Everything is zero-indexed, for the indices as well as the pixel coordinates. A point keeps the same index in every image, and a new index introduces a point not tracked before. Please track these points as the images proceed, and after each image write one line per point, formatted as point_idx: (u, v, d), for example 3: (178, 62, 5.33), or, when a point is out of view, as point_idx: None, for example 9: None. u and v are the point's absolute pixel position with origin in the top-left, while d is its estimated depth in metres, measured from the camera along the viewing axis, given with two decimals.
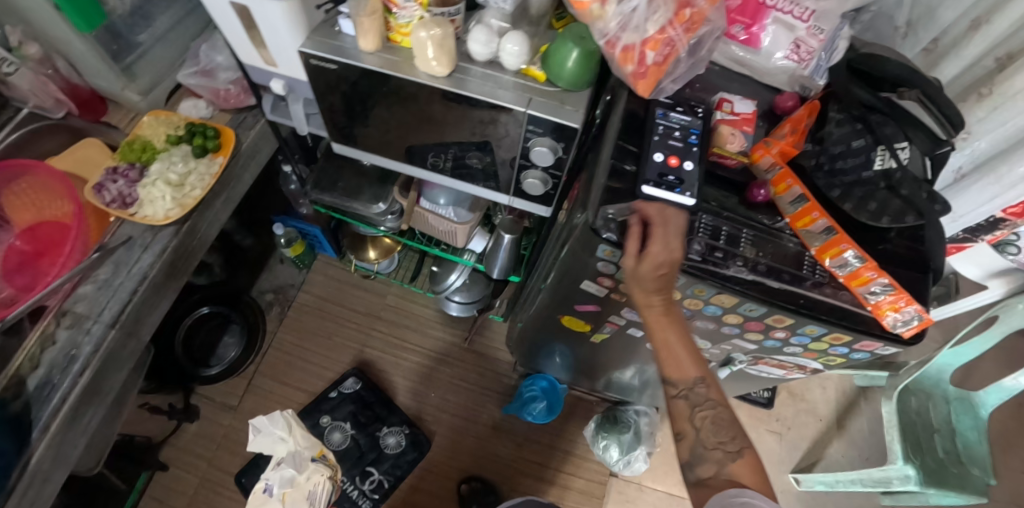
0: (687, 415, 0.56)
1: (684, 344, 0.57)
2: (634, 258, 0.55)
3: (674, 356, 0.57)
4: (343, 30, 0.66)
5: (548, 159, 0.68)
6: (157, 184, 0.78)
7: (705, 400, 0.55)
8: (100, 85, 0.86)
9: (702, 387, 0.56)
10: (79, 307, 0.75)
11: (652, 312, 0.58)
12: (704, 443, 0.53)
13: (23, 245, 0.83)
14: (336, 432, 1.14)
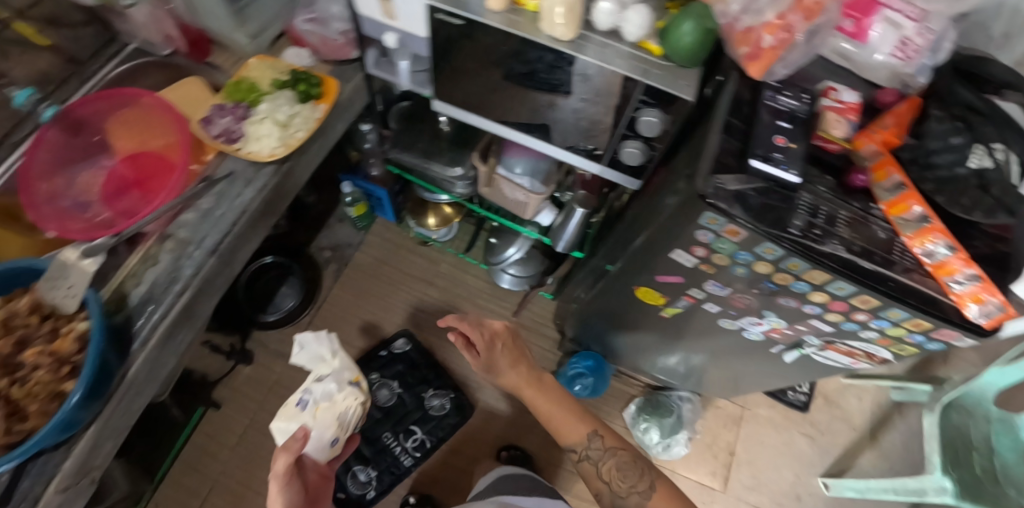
0: (595, 473, 0.85)
1: (563, 412, 0.89)
2: (488, 361, 0.93)
3: (566, 429, 0.88)
4: None
5: (654, 130, 0.72)
6: (266, 122, 0.81)
7: (603, 454, 0.85)
8: (211, 25, 0.87)
9: (593, 444, 0.86)
10: (182, 233, 0.79)
11: (528, 394, 0.91)
12: (618, 491, 0.80)
13: (124, 171, 0.87)
14: (383, 389, 1.16)
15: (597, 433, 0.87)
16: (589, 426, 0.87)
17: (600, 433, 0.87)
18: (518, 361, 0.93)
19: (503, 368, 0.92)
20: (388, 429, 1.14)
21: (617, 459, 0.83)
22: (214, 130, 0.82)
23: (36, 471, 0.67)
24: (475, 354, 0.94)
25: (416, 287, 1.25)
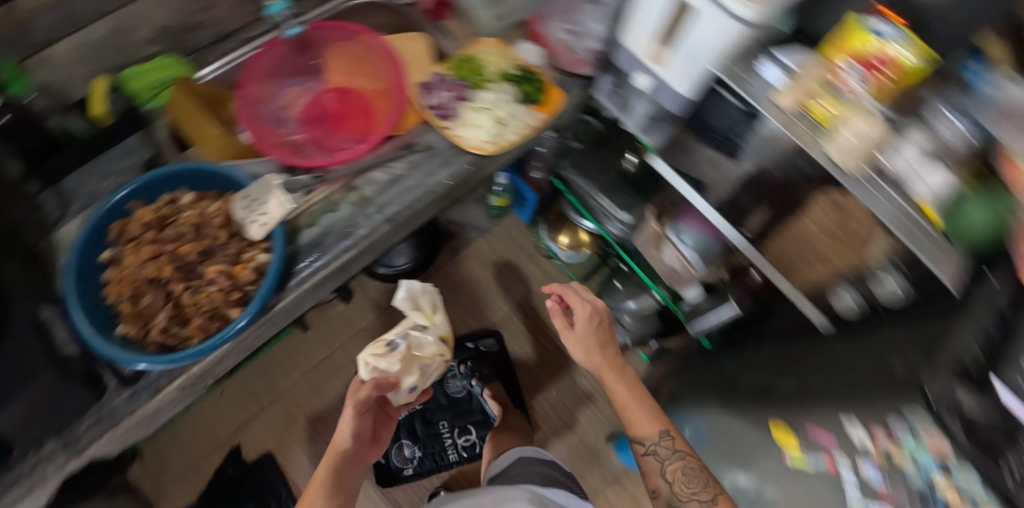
0: (658, 471, 0.73)
1: (640, 400, 0.79)
2: (587, 338, 0.86)
3: (637, 419, 0.77)
4: (761, 72, 0.60)
5: (893, 298, 0.69)
6: (485, 114, 0.78)
7: (671, 455, 0.73)
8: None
9: (664, 443, 0.74)
10: (366, 188, 0.77)
11: (608, 376, 0.83)
12: (681, 496, 0.70)
13: (328, 101, 0.88)
14: (455, 380, 1.15)
15: (671, 433, 0.75)
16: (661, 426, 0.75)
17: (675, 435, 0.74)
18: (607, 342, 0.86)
19: (591, 345, 0.86)
20: (447, 420, 1.12)
21: (683, 465, 0.71)
22: (428, 100, 0.80)
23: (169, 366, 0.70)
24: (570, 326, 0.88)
25: (523, 292, 1.24)
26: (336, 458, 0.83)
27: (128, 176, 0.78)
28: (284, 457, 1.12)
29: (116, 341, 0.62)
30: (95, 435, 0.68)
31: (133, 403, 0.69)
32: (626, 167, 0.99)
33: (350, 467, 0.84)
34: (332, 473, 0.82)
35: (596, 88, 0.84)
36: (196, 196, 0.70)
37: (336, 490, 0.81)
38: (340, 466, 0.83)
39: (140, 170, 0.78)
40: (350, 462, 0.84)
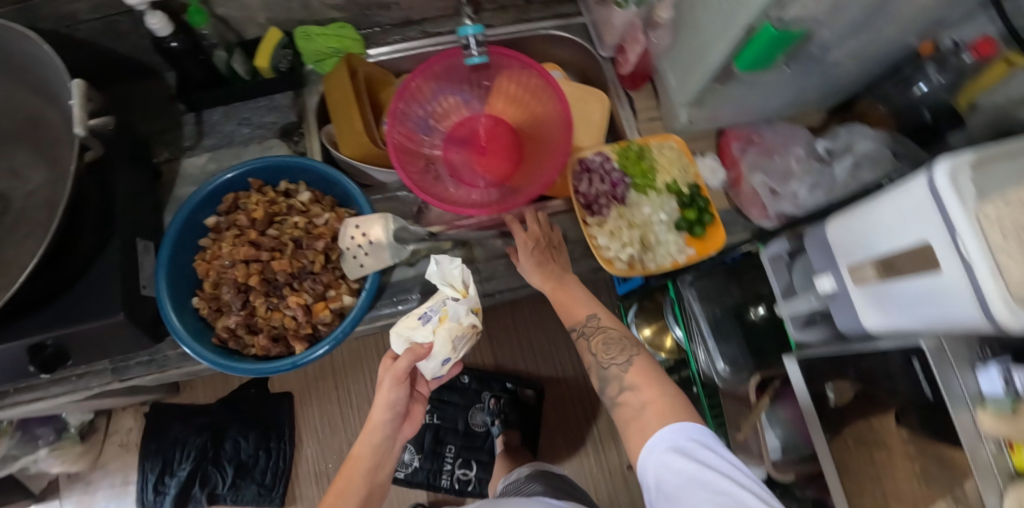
0: (587, 353, 0.66)
1: (581, 296, 0.68)
2: (535, 256, 0.68)
3: (570, 302, 0.68)
4: (978, 379, 0.48)
5: None
6: (635, 231, 0.69)
7: (595, 330, 0.66)
8: (669, 82, 0.74)
9: (595, 322, 0.66)
10: (480, 248, 0.75)
11: (557, 297, 0.68)
12: (603, 364, 0.63)
13: (481, 127, 0.78)
14: (480, 415, 1.17)
15: (601, 312, 0.67)
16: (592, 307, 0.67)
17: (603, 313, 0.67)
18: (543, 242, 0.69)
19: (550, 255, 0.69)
20: (456, 445, 1.16)
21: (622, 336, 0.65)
22: (581, 187, 0.72)
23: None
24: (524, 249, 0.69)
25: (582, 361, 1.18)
26: (363, 452, 0.63)
27: (265, 134, 0.75)
28: (300, 405, 1.18)
29: (187, 319, 0.59)
30: (142, 371, 0.70)
31: (183, 360, 0.71)
32: (753, 315, 0.90)
33: (379, 461, 0.64)
34: (354, 476, 0.62)
35: (763, 247, 0.73)
36: (312, 197, 0.65)
37: (364, 490, 0.63)
38: (367, 468, 0.63)
39: (277, 133, 0.75)
40: (380, 463, 0.64)
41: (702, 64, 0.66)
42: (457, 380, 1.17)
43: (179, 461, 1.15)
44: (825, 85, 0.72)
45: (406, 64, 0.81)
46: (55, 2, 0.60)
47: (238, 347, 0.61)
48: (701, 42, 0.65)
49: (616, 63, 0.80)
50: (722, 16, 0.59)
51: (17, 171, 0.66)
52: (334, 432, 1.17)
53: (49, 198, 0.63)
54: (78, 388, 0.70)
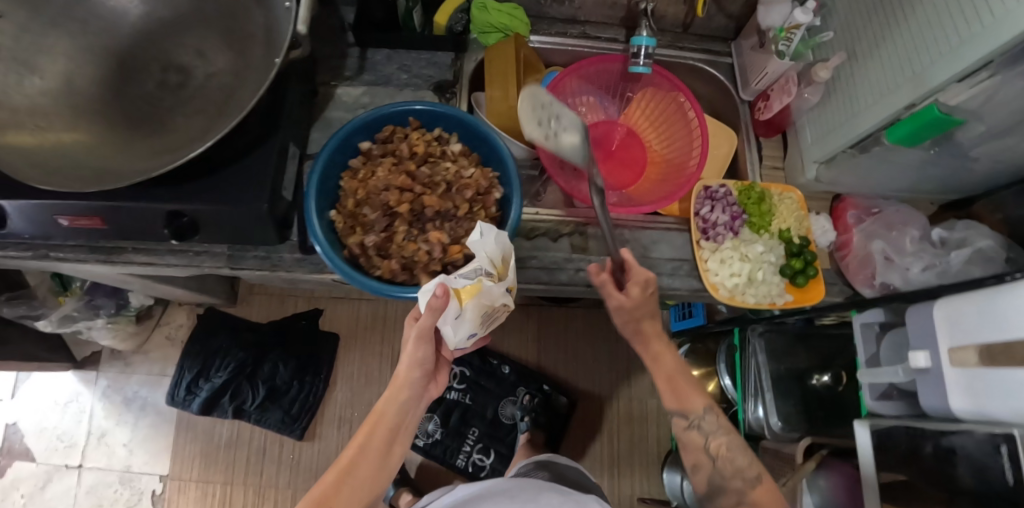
0: (702, 448, 0.66)
1: (689, 383, 0.69)
2: (636, 302, 0.65)
3: (685, 389, 0.69)
4: None
5: None
6: (748, 263, 0.72)
7: (716, 430, 0.66)
8: (806, 136, 0.77)
9: (710, 417, 0.67)
10: (595, 242, 0.73)
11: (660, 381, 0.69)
12: (724, 474, 0.64)
13: (615, 134, 0.85)
14: (509, 408, 1.19)
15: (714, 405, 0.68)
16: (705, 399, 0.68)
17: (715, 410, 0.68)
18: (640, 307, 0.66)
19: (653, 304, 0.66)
20: (479, 430, 1.18)
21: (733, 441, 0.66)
22: (702, 212, 0.75)
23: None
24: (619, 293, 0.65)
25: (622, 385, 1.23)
26: (386, 417, 0.64)
27: (419, 85, 0.78)
28: (343, 348, 1.22)
29: (326, 225, 0.60)
30: (254, 266, 0.70)
31: (295, 267, 0.71)
32: (815, 381, 0.91)
33: (400, 423, 0.65)
34: (373, 439, 0.63)
35: (857, 313, 0.75)
36: (462, 150, 0.68)
37: (382, 452, 0.63)
38: (388, 430, 0.64)
39: (431, 87, 0.78)
40: (402, 424, 0.65)
41: (844, 130, 0.70)
42: (496, 367, 1.21)
43: (214, 369, 1.19)
44: (952, 180, 0.74)
45: (559, 57, 0.85)
46: None
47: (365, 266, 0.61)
48: (852, 109, 0.69)
49: (753, 109, 0.83)
50: (890, 86, 0.62)
51: (203, 52, 0.67)
52: (367, 383, 1.20)
53: (226, 84, 0.65)
54: (194, 266, 0.71)
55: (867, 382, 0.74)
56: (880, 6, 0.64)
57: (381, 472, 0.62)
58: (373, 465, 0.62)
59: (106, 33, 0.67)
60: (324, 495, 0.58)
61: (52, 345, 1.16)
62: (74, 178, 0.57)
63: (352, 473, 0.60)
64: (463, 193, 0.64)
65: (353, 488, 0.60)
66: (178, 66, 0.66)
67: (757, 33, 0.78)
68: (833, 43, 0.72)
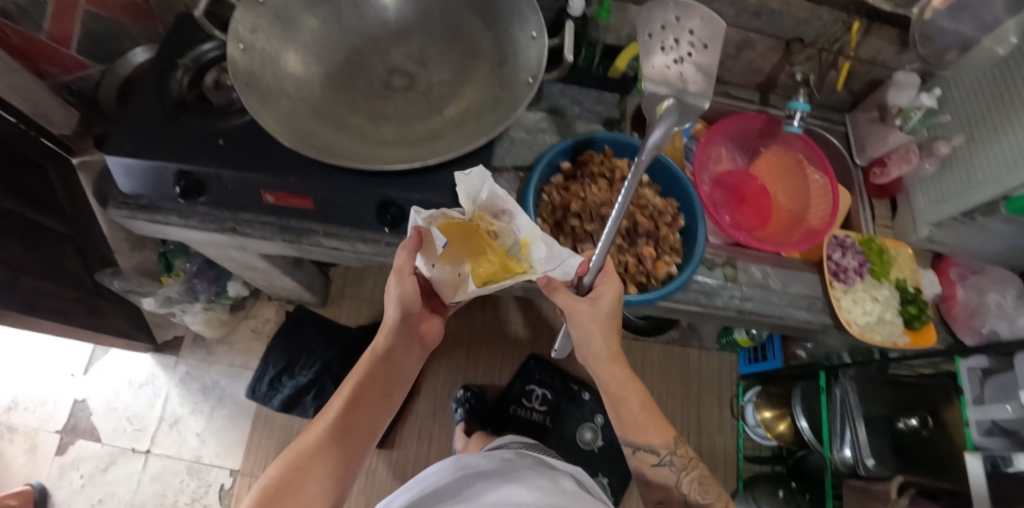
0: (671, 483, 0.68)
1: (656, 420, 0.68)
2: (596, 310, 0.62)
3: (657, 421, 0.69)
4: None
5: None
6: (873, 304, 0.81)
7: (686, 466, 0.68)
8: (920, 202, 0.88)
9: (677, 452, 0.69)
10: (743, 274, 0.80)
11: (621, 411, 0.68)
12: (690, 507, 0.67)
13: (748, 180, 0.93)
14: (588, 432, 1.22)
15: (680, 440, 0.70)
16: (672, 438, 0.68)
17: (679, 447, 0.69)
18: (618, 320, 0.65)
19: (595, 327, 0.63)
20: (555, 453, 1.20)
21: (699, 475, 0.68)
22: (834, 256, 0.83)
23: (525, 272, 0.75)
24: (586, 301, 0.62)
25: (698, 426, 1.33)
26: (376, 376, 0.66)
27: (590, 119, 0.85)
28: (428, 359, 1.26)
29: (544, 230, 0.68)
30: None
31: None
32: (903, 424, 1.00)
33: (390, 380, 0.67)
34: (366, 393, 0.64)
35: (961, 358, 0.84)
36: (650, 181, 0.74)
37: (368, 399, 0.64)
38: (379, 388, 0.66)
39: (602, 122, 0.86)
40: (392, 384, 0.68)
41: (961, 199, 0.80)
42: (577, 393, 1.25)
43: (299, 367, 1.19)
44: None
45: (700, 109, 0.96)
46: None
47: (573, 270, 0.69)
48: (968, 182, 0.80)
49: (866, 174, 0.95)
50: (1010, 166, 0.73)
51: (425, 61, 0.72)
52: (447, 395, 1.24)
53: (452, 89, 0.70)
54: (380, 257, 0.75)
55: (975, 419, 0.82)
56: (997, 101, 0.77)
57: (366, 430, 0.63)
58: (365, 420, 0.63)
59: (331, 25, 0.71)
60: (314, 451, 0.57)
61: (139, 324, 1.19)
62: (344, 157, 0.61)
63: (346, 431, 0.60)
64: (664, 219, 0.71)
65: (344, 441, 0.60)
66: (403, 71, 0.71)
67: (877, 109, 0.91)
68: (948, 126, 0.84)
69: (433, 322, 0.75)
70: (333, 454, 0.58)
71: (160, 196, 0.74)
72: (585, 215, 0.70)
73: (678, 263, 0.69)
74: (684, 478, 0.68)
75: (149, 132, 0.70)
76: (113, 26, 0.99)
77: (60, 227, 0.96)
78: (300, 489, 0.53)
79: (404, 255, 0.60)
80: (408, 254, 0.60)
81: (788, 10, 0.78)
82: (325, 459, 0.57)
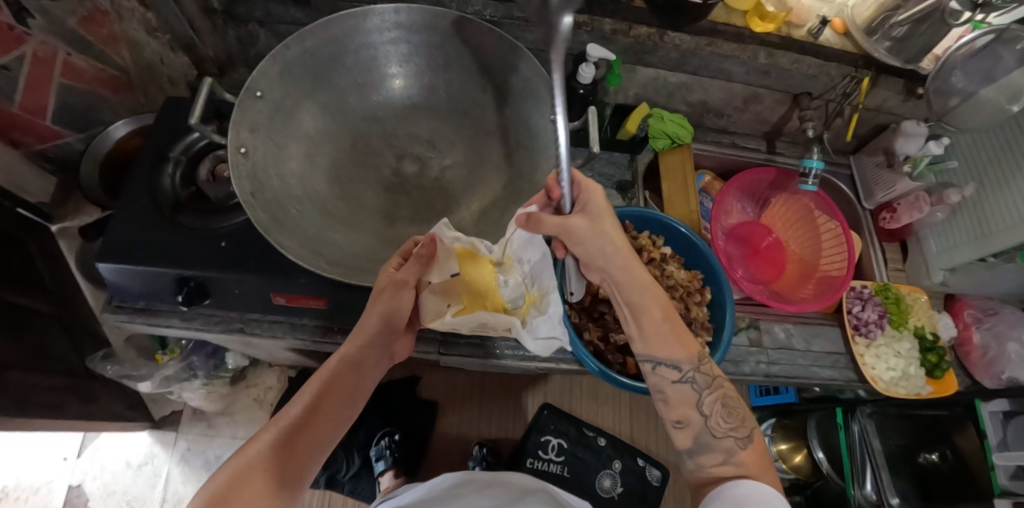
0: (691, 403, 0.57)
1: (679, 330, 0.58)
2: (596, 220, 0.54)
3: (681, 331, 0.58)
4: None
5: None
6: (893, 356, 0.81)
7: (710, 384, 0.57)
8: (931, 247, 0.88)
9: (703, 370, 0.57)
10: (767, 336, 0.81)
11: (645, 320, 0.58)
12: (715, 432, 0.56)
13: (761, 233, 0.93)
14: (606, 479, 1.20)
15: (705, 356, 0.58)
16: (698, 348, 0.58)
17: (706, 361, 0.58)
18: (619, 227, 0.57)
19: (602, 234, 0.54)
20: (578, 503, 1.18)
21: (723, 397, 0.57)
22: (854, 310, 0.83)
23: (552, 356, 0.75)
24: (579, 216, 0.54)
25: None
26: (335, 385, 0.57)
27: (603, 183, 0.84)
28: (440, 415, 1.24)
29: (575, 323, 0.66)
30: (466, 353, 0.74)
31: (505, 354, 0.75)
32: (922, 459, 0.98)
33: (357, 387, 0.59)
34: (322, 401, 0.55)
35: (980, 403, 0.84)
36: (673, 257, 0.74)
37: (330, 412, 0.56)
38: (341, 395, 0.57)
39: (615, 186, 0.84)
40: (357, 390, 0.59)
41: (974, 246, 0.81)
42: (592, 439, 1.24)
43: None
44: None
45: (709, 160, 0.95)
46: (519, 28, 0.73)
47: (607, 360, 0.68)
48: (981, 228, 0.81)
49: (875, 218, 0.94)
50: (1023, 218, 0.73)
51: (435, 143, 0.69)
52: (460, 451, 1.22)
53: (466, 175, 0.67)
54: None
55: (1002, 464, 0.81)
56: (1005, 149, 0.78)
57: (322, 443, 0.54)
58: (320, 432, 0.54)
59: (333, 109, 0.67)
60: (255, 476, 0.47)
61: (134, 403, 1.13)
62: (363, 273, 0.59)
63: (294, 446, 0.51)
64: (695, 298, 0.70)
65: (292, 458, 0.50)
66: (413, 155, 0.68)
67: (883, 154, 0.89)
68: (955, 172, 0.86)
69: (404, 338, 0.67)
70: (277, 477, 0.48)
71: (159, 299, 0.70)
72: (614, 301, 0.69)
73: (709, 341, 0.69)
74: (708, 397, 0.57)
75: (146, 238, 0.66)
76: (93, 98, 0.93)
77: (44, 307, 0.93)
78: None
79: (411, 267, 0.57)
80: (415, 264, 0.57)
81: (799, 67, 0.77)
82: (268, 482, 0.47)
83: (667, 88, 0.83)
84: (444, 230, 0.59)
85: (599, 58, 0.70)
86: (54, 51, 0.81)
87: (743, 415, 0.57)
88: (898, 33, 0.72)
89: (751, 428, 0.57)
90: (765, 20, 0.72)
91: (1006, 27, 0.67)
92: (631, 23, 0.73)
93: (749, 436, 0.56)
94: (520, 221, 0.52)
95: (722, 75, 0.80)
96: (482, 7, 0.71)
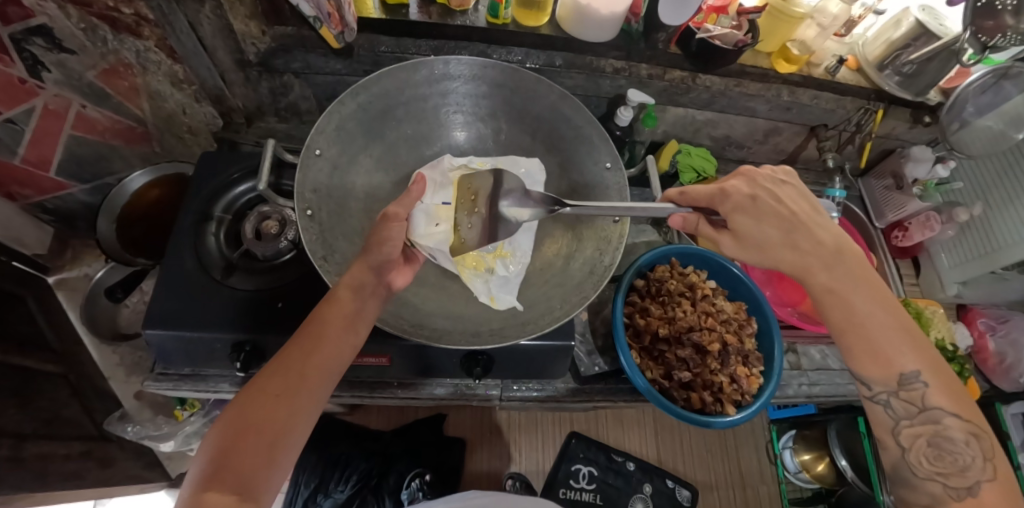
0: (885, 427, 0.51)
1: (895, 339, 0.50)
2: (784, 226, 0.53)
3: (886, 346, 0.50)
4: None
5: None
6: None
7: (911, 414, 0.49)
8: (942, 264, 0.94)
9: (917, 387, 0.49)
10: (805, 359, 0.85)
11: (849, 339, 0.51)
12: (917, 469, 0.49)
13: None
14: (638, 503, 1.19)
15: (922, 370, 0.49)
16: (920, 360, 0.49)
17: (932, 380, 0.48)
18: (804, 217, 0.55)
19: (782, 230, 0.53)
20: None
21: (934, 434, 0.48)
22: None
23: (611, 395, 0.76)
24: (740, 214, 0.55)
25: (757, 469, 1.29)
26: (332, 317, 0.49)
27: (640, 219, 0.87)
28: (470, 451, 1.21)
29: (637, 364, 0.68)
30: (525, 397, 0.75)
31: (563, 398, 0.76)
32: None
33: (358, 312, 0.50)
34: (323, 332, 0.49)
35: (1003, 405, 0.94)
36: (717, 288, 0.76)
37: (334, 346, 0.49)
38: (342, 321, 0.50)
39: (650, 220, 0.87)
40: (356, 317, 0.50)
41: (982, 261, 0.88)
42: (621, 464, 1.23)
43: (334, 482, 1.10)
44: None
45: None
46: (559, 76, 0.77)
47: (668, 397, 0.70)
48: (986, 247, 0.88)
49: (887, 236, 0.99)
50: None
51: None
52: (492, 488, 1.19)
53: None
54: (462, 398, 0.74)
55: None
56: (1012, 169, 0.87)
57: (328, 378, 0.49)
58: (324, 363, 0.48)
59: (388, 160, 0.67)
60: (259, 423, 0.44)
61: (150, 462, 1.10)
62: (446, 334, 0.56)
63: (299, 386, 0.46)
64: (747, 330, 0.73)
65: (297, 397, 0.46)
66: None
67: (891, 177, 0.94)
68: (962, 191, 0.94)
69: (404, 269, 0.56)
70: (283, 422, 0.45)
71: (208, 366, 0.69)
72: (672, 336, 0.72)
73: (763, 370, 0.71)
74: (949, 419, 0.48)
75: (193, 303, 0.63)
76: (103, 148, 0.90)
77: (45, 366, 0.88)
78: (246, 471, 0.42)
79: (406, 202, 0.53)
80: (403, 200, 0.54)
81: (818, 103, 0.82)
82: (274, 427, 0.44)
83: (694, 125, 0.90)
84: (432, 174, 0.63)
85: (639, 102, 0.74)
86: (67, 104, 0.78)
87: (973, 461, 0.46)
88: (908, 69, 0.77)
89: (980, 478, 0.46)
90: (790, 62, 0.78)
91: (1010, 66, 0.77)
92: (665, 68, 0.78)
93: (995, 472, 0.46)
94: (676, 222, 0.58)
95: (748, 112, 0.84)
96: (524, 57, 0.75)
